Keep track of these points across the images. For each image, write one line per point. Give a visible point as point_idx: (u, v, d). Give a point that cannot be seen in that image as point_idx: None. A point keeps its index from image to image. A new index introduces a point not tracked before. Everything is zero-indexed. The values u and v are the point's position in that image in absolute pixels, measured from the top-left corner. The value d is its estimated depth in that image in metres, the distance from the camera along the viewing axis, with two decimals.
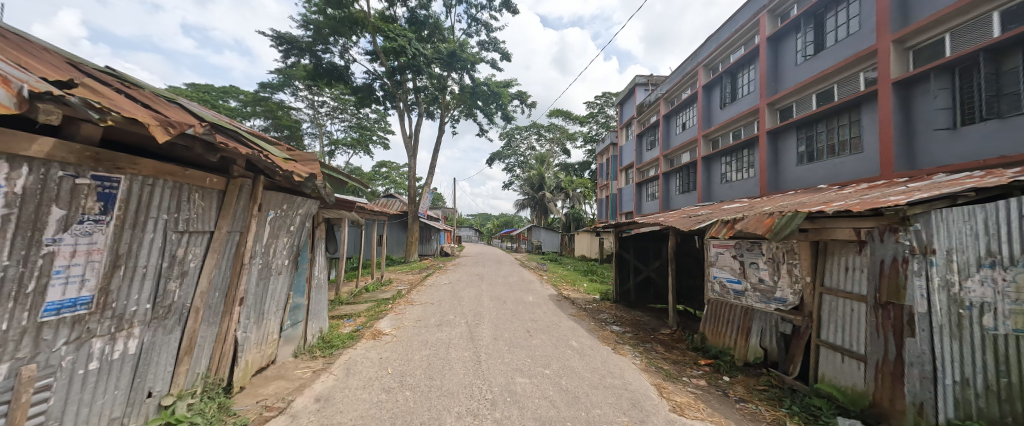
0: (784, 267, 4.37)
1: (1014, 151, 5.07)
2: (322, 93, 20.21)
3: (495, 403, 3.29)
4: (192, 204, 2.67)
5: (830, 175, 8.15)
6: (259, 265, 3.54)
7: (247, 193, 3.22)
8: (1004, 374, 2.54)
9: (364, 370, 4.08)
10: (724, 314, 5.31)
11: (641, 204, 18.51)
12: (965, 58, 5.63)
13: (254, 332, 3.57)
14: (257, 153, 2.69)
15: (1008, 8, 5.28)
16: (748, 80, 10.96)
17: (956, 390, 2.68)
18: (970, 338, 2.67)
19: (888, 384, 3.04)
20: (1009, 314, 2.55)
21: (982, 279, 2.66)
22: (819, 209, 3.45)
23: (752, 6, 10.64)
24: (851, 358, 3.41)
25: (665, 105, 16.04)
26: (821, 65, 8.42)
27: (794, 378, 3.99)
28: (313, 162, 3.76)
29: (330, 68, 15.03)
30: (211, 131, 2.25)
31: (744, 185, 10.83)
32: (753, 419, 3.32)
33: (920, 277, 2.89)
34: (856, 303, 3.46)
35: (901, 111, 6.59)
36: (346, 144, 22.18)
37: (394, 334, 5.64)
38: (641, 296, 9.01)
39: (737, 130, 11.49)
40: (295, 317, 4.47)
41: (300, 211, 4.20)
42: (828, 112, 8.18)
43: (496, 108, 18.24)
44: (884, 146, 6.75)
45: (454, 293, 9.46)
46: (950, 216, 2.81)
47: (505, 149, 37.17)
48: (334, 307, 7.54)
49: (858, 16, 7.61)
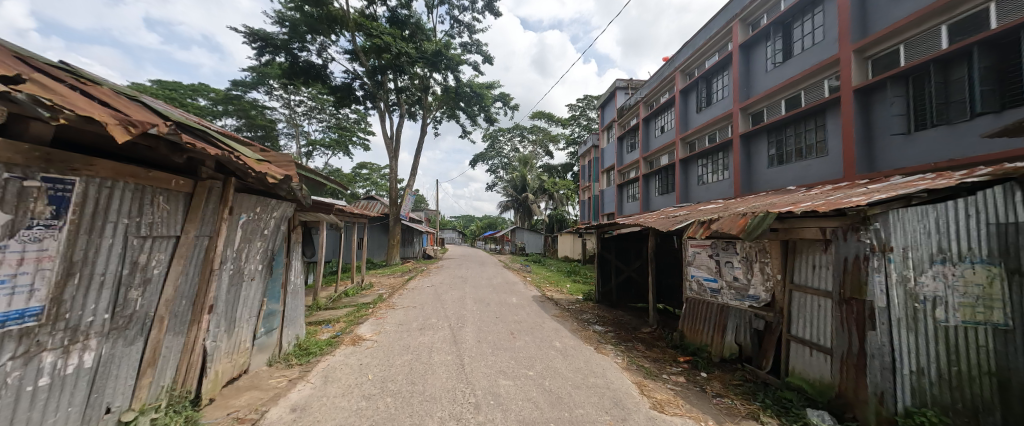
0: (756, 266, 4.54)
1: (961, 155, 5.46)
2: (299, 92, 19.62)
3: (479, 407, 3.27)
4: (155, 208, 2.53)
5: (798, 177, 8.55)
6: (230, 270, 3.39)
7: (216, 195, 3.08)
8: (953, 363, 2.77)
9: (344, 377, 3.97)
10: (701, 312, 5.48)
11: (622, 205, 18.86)
12: (918, 68, 6.03)
13: (224, 341, 3.41)
14: (227, 154, 2.56)
15: (955, 22, 5.66)
16: (722, 85, 11.39)
17: (913, 379, 2.86)
18: (924, 328, 2.87)
19: (852, 376, 3.18)
20: (958, 307, 2.79)
21: (935, 274, 2.88)
22: (788, 209, 3.60)
23: (725, 15, 11.04)
24: (819, 351, 3.58)
25: (645, 108, 16.43)
26: (790, 72, 8.83)
27: (767, 372, 4.18)
28: (287, 163, 3.63)
29: (307, 67, 14.64)
30: (177, 131, 2.13)
31: (720, 186, 11.22)
32: (729, 413, 3.42)
33: (880, 274, 3.02)
34: (823, 298, 3.63)
35: (862, 117, 7.00)
36: (325, 144, 21.62)
37: (375, 339, 5.52)
38: (622, 296, 9.17)
39: (712, 133, 11.89)
40: (270, 324, 4.30)
41: (274, 214, 4.06)
42: (796, 117, 8.58)
43: (479, 109, 18.20)
44: (847, 149, 7.14)
45: (437, 296, 9.37)
46: (905, 216, 2.98)
47: (488, 150, 37.13)
48: (311, 313, 7.32)
49: (823, 26, 8.02)
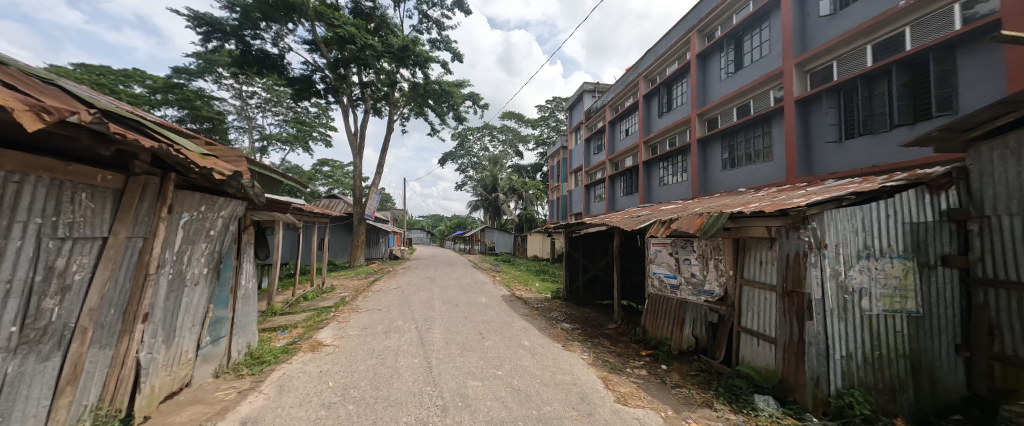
0: (711, 262, 4.83)
1: (883, 161, 6.10)
2: (252, 83, 18.29)
3: (446, 410, 3.22)
4: (77, 207, 2.26)
5: (747, 180, 9.20)
6: (169, 275, 3.08)
7: (152, 193, 2.80)
8: (876, 348, 3.24)
9: (301, 386, 3.75)
10: (662, 307, 5.76)
11: (590, 205, 19.36)
12: (848, 83, 6.72)
13: (162, 353, 3.11)
14: (164, 147, 2.33)
15: (878, 43, 6.31)
16: (681, 92, 12.01)
17: (845, 363, 3.20)
18: (852, 317, 3.25)
19: (793, 362, 3.44)
20: (880, 297, 3.29)
21: (862, 268, 3.31)
22: (739, 209, 3.86)
23: (684, 25, 11.64)
24: (765, 341, 3.86)
25: (611, 112, 17.01)
26: (740, 81, 9.48)
27: (720, 362, 4.47)
28: (238, 158, 3.39)
29: (261, 56, 13.76)
30: (102, 120, 1.91)
31: (679, 188, 11.84)
32: (687, 402, 3.61)
33: (817, 269, 3.30)
34: (768, 292, 3.92)
35: (802, 125, 7.66)
36: (282, 139, 20.36)
37: (336, 345, 5.28)
38: (589, 294, 9.42)
39: (672, 137, 12.52)
40: (217, 333, 3.97)
41: (222, 214, 3.76)
42: (746, 124, 9.24)
43: (448, 108, 17.98)
44: (789, 154, 7.78)
45: (403, 298, 9.12)
46: (837, 215, 3.31)
47: (457, 149, 36.77)
48: (266, 318, 6.86)
49: (768, 40, 8.69)
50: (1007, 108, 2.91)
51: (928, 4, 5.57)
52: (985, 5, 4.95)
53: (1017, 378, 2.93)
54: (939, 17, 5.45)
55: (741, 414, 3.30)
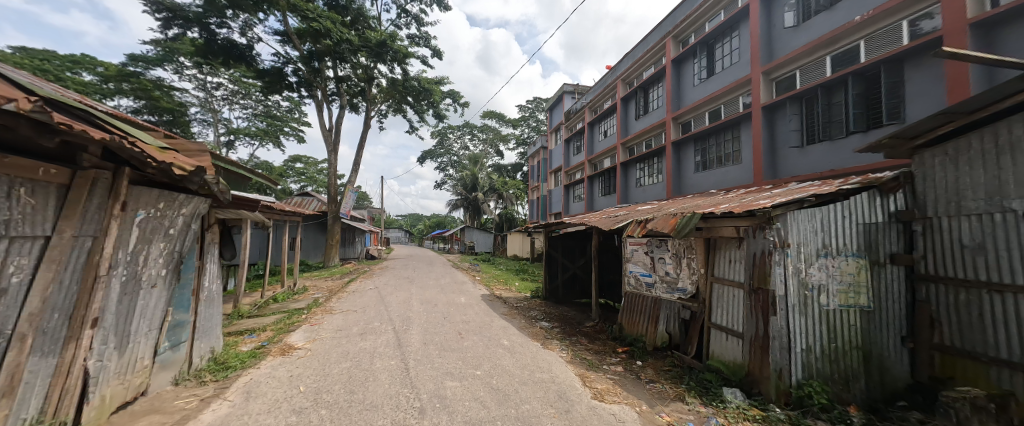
0: (684, 261, 5.00)
1: (840, 166, 6.51)
2: (218, 74, 17.35)
3: (424, 411, 3.17)
4: (17, 203, 2.06)
5: (718, 182, 9.60)
6: (122, 277, 2.88)
7: (102, 189, 2.60)
8: (833, 340, 3.45)
9: (269, 391, 3.60)
10: (638, 305, 5.93)
11: (569, 205, 19.61)
12: (810, 91, 7.12)
13: (115, 360, 2.89)
14: (118, 140, 2.16)
15: (836, 54, 6.75)
16: (657, 95, 12.36)
17: (805, 356, 3.38)
18: (812, 312, 3.44)
19: (759, 356, 3.60)
20: (837, 293, 3.51)
21: (821, 266, 3.52)
22: (710, 210, 4.00)
23: (661, 31, 11.99)
24: (733, 336, 4.03)
25: (590, 113, 17.31)
26: (712, 87, 9.86)
27: (692, 357, 4.64)
28: (201, 153, 3.20)
29: (227, 46, 13.10)
30: (44, 108, 1.75)
31: (654, 189, 12.19)
32: (660, 397, 3.72)
33: (781, 267, 3.46)
34: (736, 289, 4.10)
35: (768, 131, 8.06)
36: (250, 134, 19.42)
37: (308, 348, 5.09)
38: (568, 292, 9.55)
39: (648, 140, 12.88)
40: (177, 338, 3.74)
41: (183, 212, 3.55)
42: (717, 128, 9.62)
43: (427, 105, 17.74)
44: (757, 158, 8.17)
45: (380, 299, 8.94)
46: (798, 216, 3.49)
47: (437, 148, 36.35)
48: (232, 321, 6.52)
49: (738, 49, 9.09)
50: (948, 118, 3.18)
51: (880, 20, 6.00)
52: (928, 23, 5.40)
53: (954, 366, 3.24)
54: (890, 33, 5.90)
55: (711, 407, 3.43)
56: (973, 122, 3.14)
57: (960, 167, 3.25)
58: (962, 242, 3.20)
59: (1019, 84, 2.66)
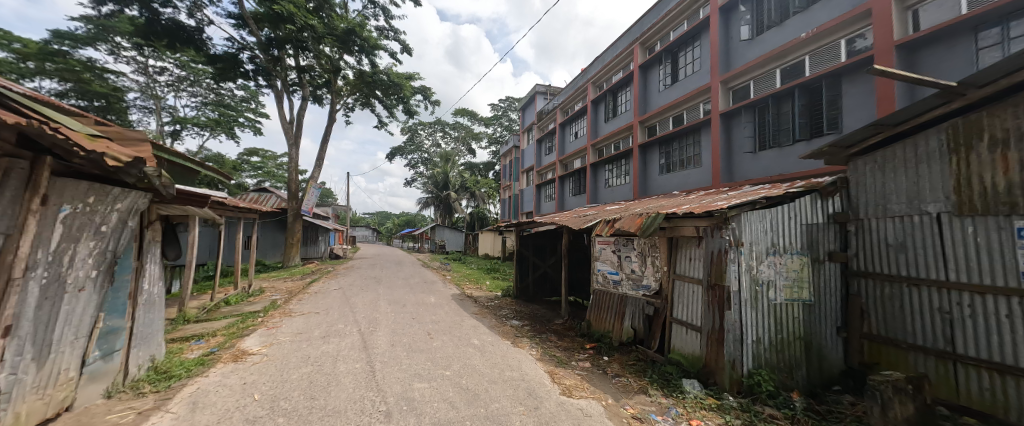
0: (649, 259, 5.22)
1: (787, 170, 7.04)
2: (162, 58, 15.86)
3: (390, 415, 3.08)
4: None
5: (679, 184, 10.08)
6: (42, 279, 2.55)
7: (19, 180, 2.30)
8: (778, 331, 3.74)
9: (219, 401, 3.35)
10: (606, 302, 6.11)
11: (540, 204, 19.82)
12: (762, 100, 7.64)
13: (33, 374, 2.56)
14: (38, 126, 1.92)
15: (785, 67, 7.31)
16: (625, 99, 12.80)
17: (755, 347, 3.64)
18: (760, 305, 3.70)
19: (714, 348, 3.83)
20: (782, 288, 3.80)
21: (770, 263, 3.79)
22: (673, 210, 4.18)
23: (629, 37, 12.43)
24: (692, 330, 4.25)
25: (562, 114, 17.60)
26: (676, 93, 10.34)
27: (654, 351, 4.85)
28: (140, 142, 2.92)
29: (173, 27, 12.03)
30: None
31: (622, 189, 12.59)
32: (625, 390, 3.86)
33: (735, 264, 3.67)
34: (695, 285, 4.32)
35: (725, 137, 8.59)
36: (199, 124, 17.95)
37: (264, 353, 4.80)
38: (538, 291, 9.67)
39: (617, 142, 13.29)
40: (110, 346, 3.38)
41: (117, 207, 3.24)
42: (680, 132, 10.09)
43: (397, 100, 17.27)
44: (715, 162, 8.68)
45: (345, 300, 8.58)
46: (750, 217, 3.73)
47: (407, 144, 35.45)
48: (175, 327, 6.00)
49: (699, 58, 9.59)
50: (876, 129, 3.53)
51: (823, 37, 6.56)
52: (862, 42, 5.98)
53: (879, 353, 3.64)
54: (830, 50, 6.48)
55: (671, 397, 3.61)
56: (897, 134, 3.52)
57: (886, 173, 3.63)
58: (887, 241, 3.57)
59: (935, 100, 3.01)
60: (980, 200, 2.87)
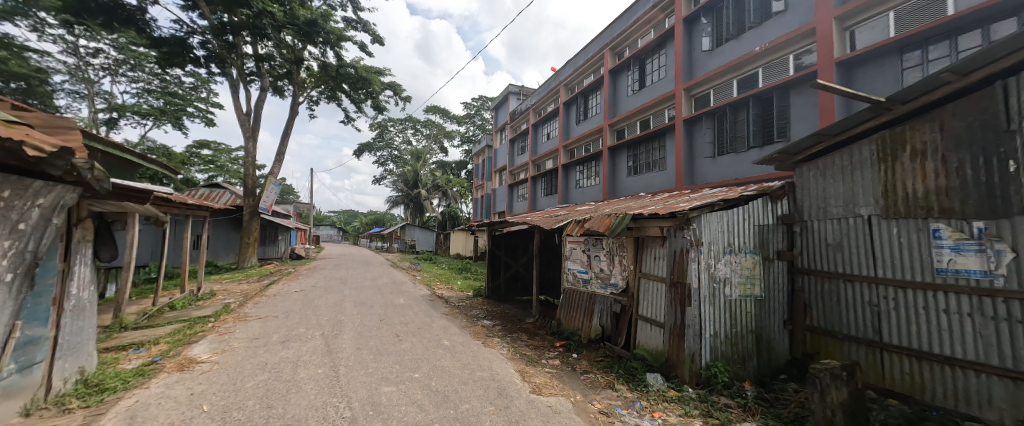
0: (617, 258, 5.39)
1: (743, 175, 7.51)
2: (96, 38, 14.32)
3: (355, 420, 2.98)
4: None
5: (646, 186, 10.47)
6: None
7: None
8: (733, 325, 3.98)
9: (162, 414, 3.09)
10: (575, 301, 6.23)
11: (513, 204, 19.89)
12: (722, 108, 8.10)
13: None
14: None
15: (741, 78, 7.81)
16: (595, 102, 13.13)
17: (712, 341, 3.85)
18: (717, 301, 3.93)
19: (676, 342, 4.03)
20: (737, 284, 4.05)
21: (726, 261, 4.03)
22: (639, 211, 4.34)
23: (599, 42, 12.77)
24: (656, 326, 4.44)
25: (535, 115, 17.76)
26: (644, 98, 10.73)
27: (620, 347, 5.01)
28: (70, 130, 2.61)
29: (110, 5, 10.91)
30: None
31: (593, 190, 12.90)
32: (593, 386, 3.96)
33: (695, 262, 3.88)
34: (659, 283, 4.51)
35: (688, 141, 9.04)
36: (140, 112, 16.38)
37: (215, 360, 4.47)
38: (509, 290, 9.72)
39: (588, 144, 13.60)
40: (31, 358, 3.02)
41: (38, 203, 2.88)
42: (647, 137, 10.49)
43: (365, 95, 16.69)
44: (679, 165, 9.11)
45: (307, 302, 8.18)
46: (709, 218, 3.95)
47: (376, 141, 34.36)
48: (111, 334, 5.44)
49: (665, 65, 10.03)
50: (818, 138, 3.85)
51: (775, 51, 7.06)
52: (808, 57, 6.49)
53: (820, 343, 3.97)
54: (780, 63, 6.99)
55: (636, 391, 3.74)
56: (835, 143, 3.86)
57: (826, 179, 3.97)
58: (827, 241, 3.91)
59: (867, 114, 3.34)
60: (902, 205, 3.22)
